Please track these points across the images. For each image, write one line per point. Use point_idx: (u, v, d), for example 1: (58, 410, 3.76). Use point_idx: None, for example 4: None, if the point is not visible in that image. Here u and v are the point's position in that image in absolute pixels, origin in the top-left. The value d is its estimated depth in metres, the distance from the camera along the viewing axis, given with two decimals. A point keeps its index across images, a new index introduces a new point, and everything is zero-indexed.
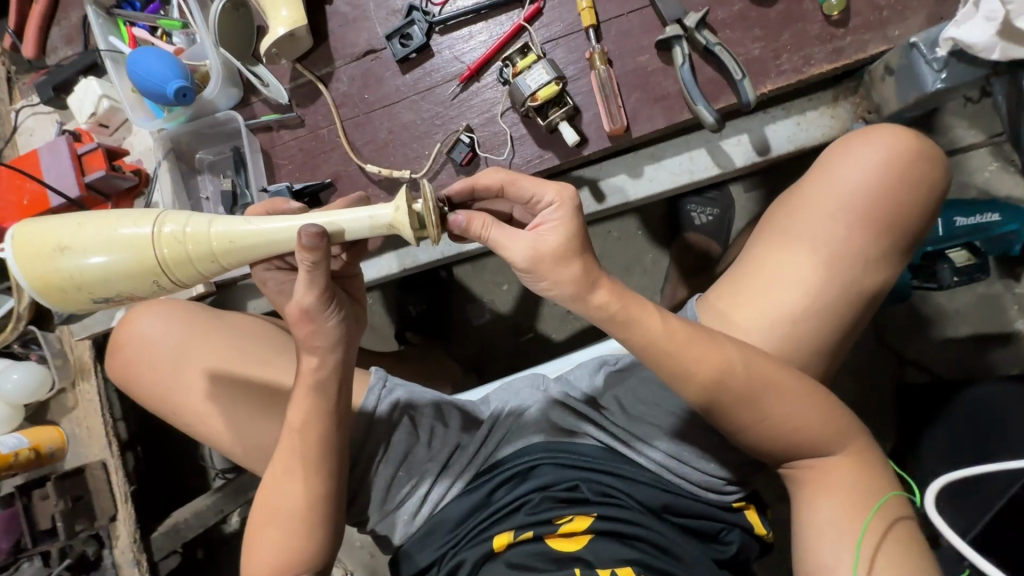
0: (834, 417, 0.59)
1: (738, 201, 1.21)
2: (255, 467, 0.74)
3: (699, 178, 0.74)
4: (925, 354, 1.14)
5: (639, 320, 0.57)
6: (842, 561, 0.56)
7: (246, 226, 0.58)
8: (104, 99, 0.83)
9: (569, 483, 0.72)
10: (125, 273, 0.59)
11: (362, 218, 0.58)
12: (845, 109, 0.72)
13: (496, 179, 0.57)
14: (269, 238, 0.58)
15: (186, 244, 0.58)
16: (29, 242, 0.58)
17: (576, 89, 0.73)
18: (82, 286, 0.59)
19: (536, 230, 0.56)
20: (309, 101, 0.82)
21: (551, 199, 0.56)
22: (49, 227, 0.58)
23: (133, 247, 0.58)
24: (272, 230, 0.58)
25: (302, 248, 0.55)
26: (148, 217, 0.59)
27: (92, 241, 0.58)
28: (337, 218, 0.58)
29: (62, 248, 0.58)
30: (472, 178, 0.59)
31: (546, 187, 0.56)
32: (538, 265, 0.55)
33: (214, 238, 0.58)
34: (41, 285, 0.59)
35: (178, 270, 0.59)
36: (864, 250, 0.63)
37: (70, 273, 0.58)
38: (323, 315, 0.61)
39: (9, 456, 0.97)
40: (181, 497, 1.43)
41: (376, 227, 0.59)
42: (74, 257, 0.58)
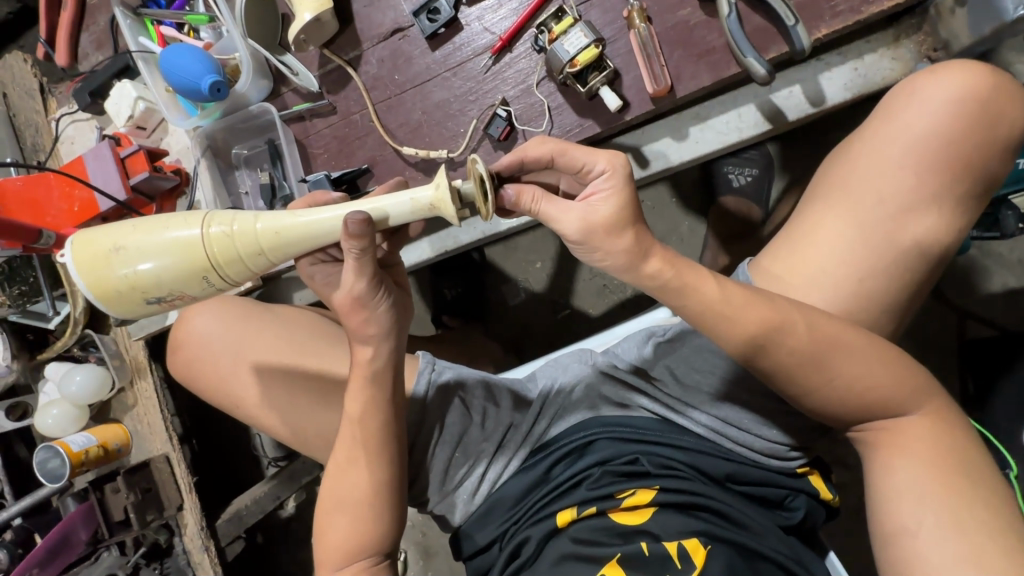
0: (909, 377, 0.57)
1: (779, 160, 1.16)
2: (315, 453, 0.76)
3: (749, 135, 0.70)
4: (986, 308, 1.09)
5: (700, 286, 0.55)
6: (926, 523, 0.53)
7: (293, 219, 0.59)
8: (140, 101, 0.83)
9: (628, 457, 0.72)
10: (179, 273, 0.59)
11: (402, 201, 0.57)
12: (908, 50, 0.67)
13: (546, 150, 0.56)
14: (314, 230, 0.59)
15: (235, 241, 0.59)
16: (87, 250, 0.60)
17: (614, 52, 0.70)
18: (139, 289, 0.60)
19: (587, 201, 0.55)
20: (339, 87, 0.81)
21: (603, 168, 0.55)
22: (105, 235, 0.60)
23: (185, 248, 0.59)
24: (318, 221, 0.58)
25: (348, 236, 0.55)
26: (197, 217, 0.60)
27: (146, 244, 0.59)
28: (379, 204, 0.58)
29: (119, 254, 0.59)
30: (522, 150, 0.57)
31: (597, 155, 0.55)
32: (591, 237, 0.54)
33: (261, 233, 0.59)
34: (99, 291, 0.60)
35: (229, 268, 0.60)
36: (934, 201, 0.60)
37: (127, 277, 0.59)
38: (373, 301, 0.61)
39: (81, 453, 1.03)
40: (238, 486, 1.48)
41: (417, 209, 0.58)
42: (130, 262, 0.59)
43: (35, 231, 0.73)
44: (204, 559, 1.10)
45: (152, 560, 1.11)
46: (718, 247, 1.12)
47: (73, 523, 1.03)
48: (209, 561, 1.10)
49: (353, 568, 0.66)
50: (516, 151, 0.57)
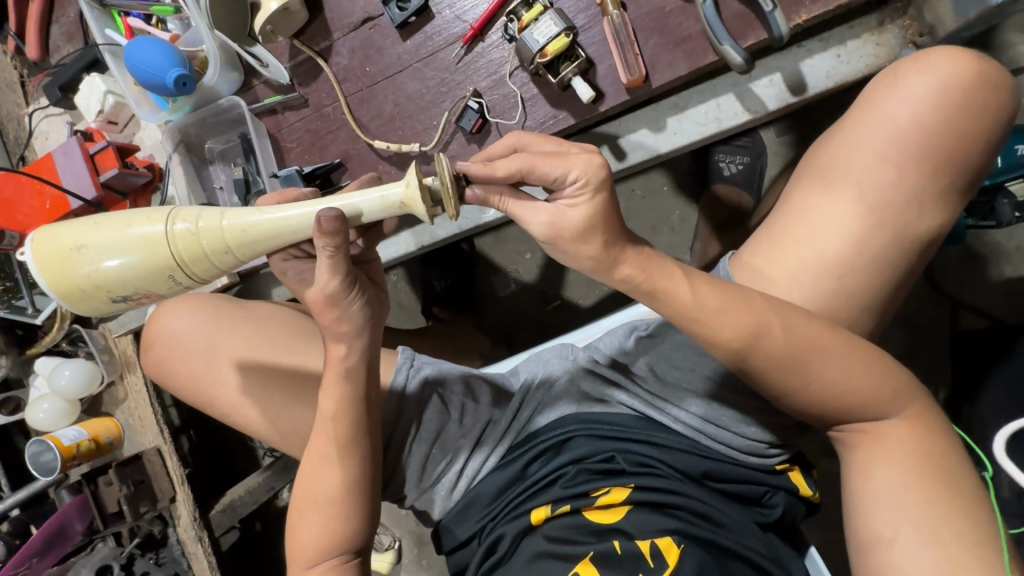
0: (888, 379, 0.55)
1: (771, 147, 1.13)
2: (293, 451, 0.75)
3: (728, 126, 0.68)
4: (981, 298, 1.07)
5: (671, 285, 0.54)
6: (902, 530, 0.52)
7: (258, 216, 0.57)
8: (109, 95, 0.82)
9: (605, 455, 0.71)
10: (143, 270, 0.58)
11: (372, 199, 0.55)
12: (892, 35, 0.63)
13: (514, 167, 0.51)
14: (279, 228, 0.57)
15: (199, 238, 0.57)
16: (51, 247, 0.59)
17: (588, 40, 0.67)
18: (100, 284, 0.58)
19: (556, 202, 0.52)
20: (311, 79, 0.79)
21: (576, 177, 0.50)
22: (69, 231, 0.59)
23: (149, 244, 0.57)
24: (283, 219, 0.56)
25: (319, 232, 0.52)
26: (162, 213, 0.58)
27: (110, 241, 0.58)
28: (350, 201, 0.56)
29: (82, 250, 0.58)
30: (490, 165, 0.51)
31: (570, 164, 0.50)
32: (557, 241, 0.52)
33: (226, 230, 0.57)
34: (64, 287, 0.59)
35: (195, 265, 0.59)
36: (917, 194, 0.58)
37: (91, 274, 0.58)
38: (347, 300, 0.58)
39: (71, 448, 1.04)
40: (233, 477, 1.50)
41: (388, 207, 0.56)
42: (92, 257, 0.58)
43: None
44: (198, 549, 1.12)
45: (147, 550, 1.13)
46: (708, 237, 1.10)
47: (68, 515, 1.04)
48: (202, 552, 1.12)
49: (324, 566, 0.67)
50: (483, 163, 0.52)
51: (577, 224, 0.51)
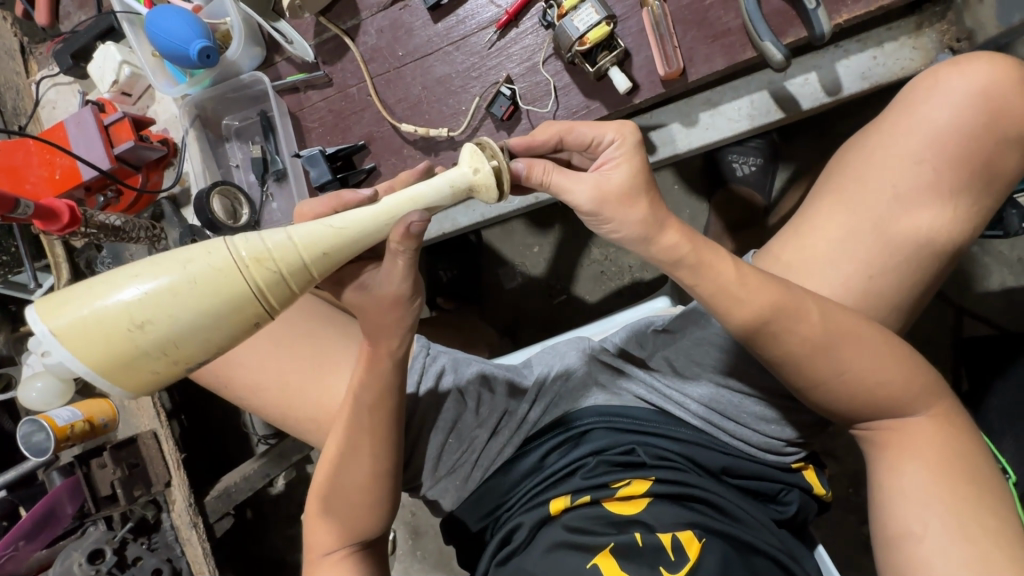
0: (917, 377, 0.56)
1: (786, 149, 1.14)
2: (307, 436, 0.74)
3: (761, 123, 0.68)
4: (983, 305, 1.09)
5: (711, 273, 0.54)
6: (932, 526, 0.53)
7: (331, 228, 0.49)
8: (125, 66, 0.79)
9: (625, 447, 0.71)
10: (218, 316, 0.45)
11: (442, 190, 0.52)
12: (930, 39, 0.64)
13: (553, 131, 0.56)
14: (357, 234, 0.50)
15: (273, 263, 0.46)
16: (82, 326, 0.43)
17: (626, 30, 0.67)
18: (168, 353, 0.44)
19: (600, 169, 0.54)
20: (336, 57, 0.77)
21: (611, 138, 0.54)
22: (101, 297, 0.43)
23: (216, 283, 0.45)
24: (356, 221, 0.50)
25: (403, 236, 0.50)
26: (212, 247, 0.46)
27: (164, 295, 0.44)
28: (414, 193, 0.52)
29: (130, 317, 0.43)
30: (529, 136, 0.58)
31: (603, 129, 0.55)
32: (603, 208, 0.53)
33: (301, 247, 0.48)
34: (119, 368, 0.44)
35: (276, 297, 0.47)
36: (950, 196, 0.58)
37: (154, 342, 0.44)
38: (411, 304, 0.56)
39: (66, 428, 1.00)
40: (228, 464, 1.47)
41: (456, 195, 0.53)
42: (150, 323, 0.43)
43: (12, 199, 0.63)
44: (192, 535, 1.09)
45: (140, 535, 1.09)
46: (720, 236, 1.10)
47: (58, 498, 1.02)
48: (197, 537, 1.09)
49: (336, 555, 0.67)
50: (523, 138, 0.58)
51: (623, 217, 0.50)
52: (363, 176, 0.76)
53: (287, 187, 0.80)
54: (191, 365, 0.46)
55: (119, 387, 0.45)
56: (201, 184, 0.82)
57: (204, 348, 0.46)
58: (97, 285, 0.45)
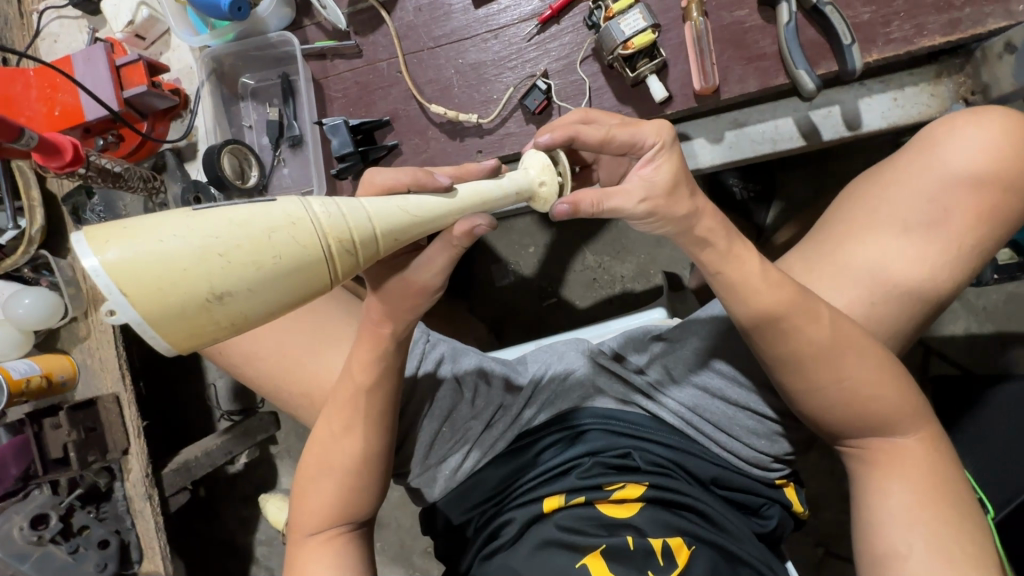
0: (909, 401, 0.59)
1: (786, 179, 1.17)
2: (298, 410, 0.72)
3: (783, 148, 0.70)
4: (949, 348, 1.15)
5: (738, 265, 0.57)
6: (916, 548, 0.55)
7: (408, 214, 0.46)
8: (143, 7, 0.76)
9: (621, 451, 0.71)
10: (295, 293, 0.41)
11: (508, 192, 0.53)
12: (947, 89, 0.68)
13: (600, 133, 0.53)
14: (430, 223, 0.48)
15: (352, 242, 0.43)
16: (149, 281, 0.36)
17: (666, 42, 0.68)
18: (238, 322, 0.39)
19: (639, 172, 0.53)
20: (368, 29, 0.76)
21: (653, 142, 0.52)
22: (168, 250, 0.37)
23: (299, 255, 0.40)
24: (430, 208, 0.48)
25: (465, 233, 0.49)
26: (293, 214, 0.41)
27: (241, 262, 0.38)
28: (483, 190, 0.51)
29: (210, 283, 0.37)
30: (574, 128, 0.52)
31: (643, 131, 0.52)
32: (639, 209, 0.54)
33: (380, 228, 0.45)
34: (186, 333, 0.38)
35: (344, 276, 0.44)
36: (955, 237, 0.61)
37: (228, 310, 0.39)
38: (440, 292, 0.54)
39: (21, 382, 0.93)
40: (186, 437, 1.40)
41: (520, 199, 0.54)
42: (229, 290, 0.38)
43: (16, 128, 0.59)
44: (146, 507, 1.03)
45: (88, 502, 1.02)
46: None
47: (4, 459, 0.96)
48: (151, 510, 1.03)
49: (323, 535, 0.65)
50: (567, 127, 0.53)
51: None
52: (384, 153, 0.75)
53: (302, 154, 0.78)
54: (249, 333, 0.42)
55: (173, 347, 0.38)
56: (210, 142, 0.78)
57: (267, 321, 0.41)
58: (162, 231, 0.37)
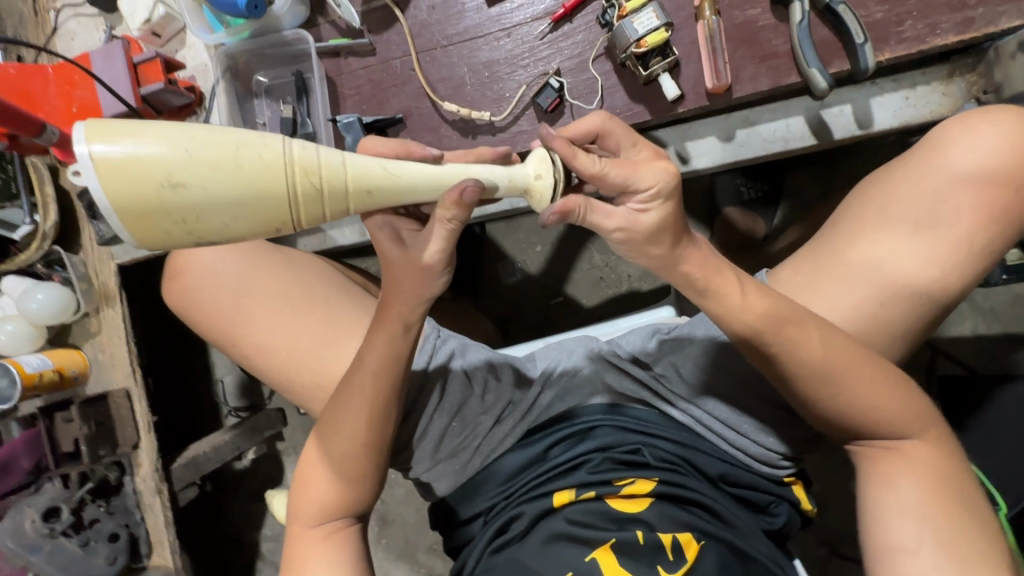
0: (915, 401, 0.60)
1: (794, 178, 1.17)
2: (310, 405, 0.73)
3: (794, 146, 0.71)
4: (956, 348, 1.15)
5: (720, 299, 0.56)
6: (925, 545, 0.55)
7: (386, 171, 0.49)
8: (160, 5, 0.77)
9: (630, 446, 0.72)
10: (248, 205, 0.45)
11: (499, 175, 0.53)
12: (959, 87, 0.69)
13: (596, 164, 0.48)
14: (408, 186, 0.49)
15: (318, 180, 0.46)
16: (122, 158, 0.42)
17: (678, 40, 0.68)
18: (191, 221, 0.44)
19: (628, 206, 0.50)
20: (382, 28, 0.77)
21: (647, 187, 0.48)
22: (143, 142, 0.42)
23: (259, 171, 0.44)
24: (412, 173, 0.50)
25: (454, 202, 0.47)
26: (269, 139, 0.45)
27: (203, 163, 0.43)
28: (473, 171, 0.52)
29: (171, 174, 0.42)
30: (571, 150, 0.48)
31: (640, 174, 0.48)
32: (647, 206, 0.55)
33: (351, 176, 0.48)
34: (137, 215, 0.43)
35: (304, 209, 0.47)
36: (965, 235, 0.62)
37: (181, 204, 0.43)
38: (436, 275, 0.52)
39: (33, 376, 0.94)
40: (193, 433, 1.41)
41: (510, 190, 0.53)
42: (186, 184, 0.43)
43: (39, 124, 0.61)
44: (155, 502, 1.04)
45: (98, 497, 1.03)
46: None
47: (15, 450, 0.94)
48: (161, 504, 1.04)
49: (325, 529, 0.67)
50: (570, 144, 0.48)
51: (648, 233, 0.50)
52: None
53: None
54: (205, 241, 0.46)
55: (127, 231, 0.43)
56: None
57: (222, 231, 0.45)
58: (146, 130, 0.43)
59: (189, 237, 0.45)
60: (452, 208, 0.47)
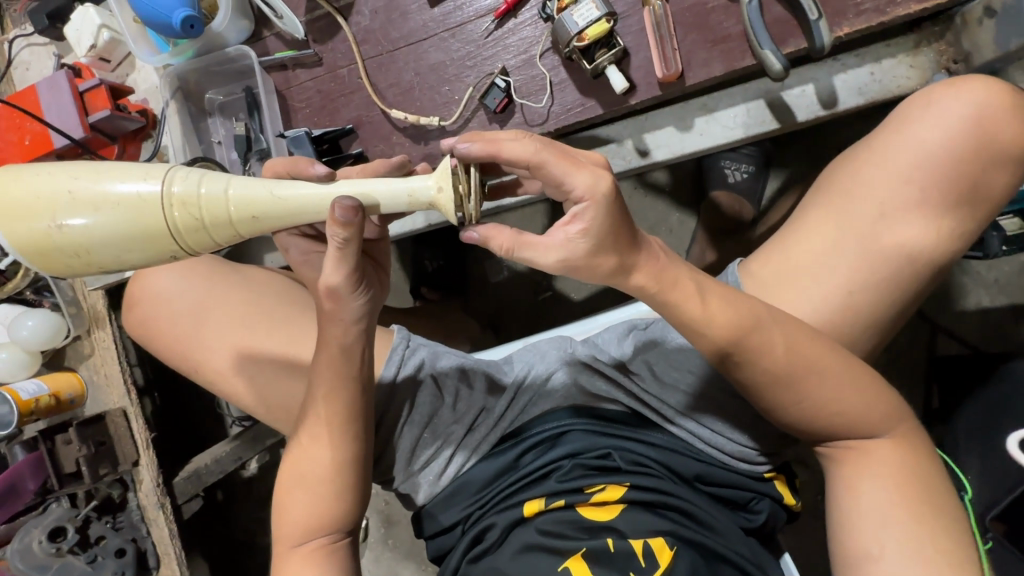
0: (881, 399, 0.58)
1: (778, 157, 1.12)
2: (279, 425, 0.73)
3: (755, 132, 0.67)
4: (959, 324, 1.10)
5: (680, 307, 0.54)
6: (888, 548, 0.55)
7: (270, 195, 0.50)
8: (104, 29, 0.76)
9: (601, 451, 0.70)
10: (133, 239, 0.49)
11: (398, 194, 0.51)
12: (928, 58, 0.64)
13: (524, 155, 0.46)
14: (296, 208, 0.51)
15: (197, 210, 0.50)
16: (16, 199, 0.49)
17: (625, 29, 0.65)
18: (84, 255, 0.50)
19: (563, 228, 0.47)
20: (327, 36, 0.75)
21: (581, 194, 0.46)
22: (34, 186, 0.49)
23: (137, 207, 0.49)
24: (299, 196, 0.51)
25: (333, 222, 0.49)
26: (150, 174, 0.50)
27: (84, 202, 0.48)
28: (366, 188, 0.51)
29: (56, 215, 0.49)
30: (496, 143, 0.47)
31: (577, 175, 0.45)
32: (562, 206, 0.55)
33: (234, 205, 0.50)
34: (39, 252, 0.50)
35: (188, 238, 0.50)
36: (934, 217, 0.59)
37: (70, 241, 0.49)
38: (350, 295, 0.56)
39: (30, 402, 0.96)
40: (196, 447, 1.44)
41: (415, 204, 0.52)
42: (70, 221, 0.49)
43: None
44: (160, 516, 1.04)
45: (104, 513, 1.03)
46: (706, 245, 1.08)
47: (19, 473, 0.96)
48: (164, 518, 1.04)
49: (307, 547, 0.66)
50: (490, 142, 0.47)
51: (590, 239, 0.48)
52: (350, 161, 0.74)
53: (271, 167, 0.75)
54: (107, 271, 0.52)
55: (38, 264, 0.51)
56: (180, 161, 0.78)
57: (117, 262, 0.51)
58: (40, 173, 0.50)
59: (92, 268, 0.52)
60: (334, 229, 0.49)
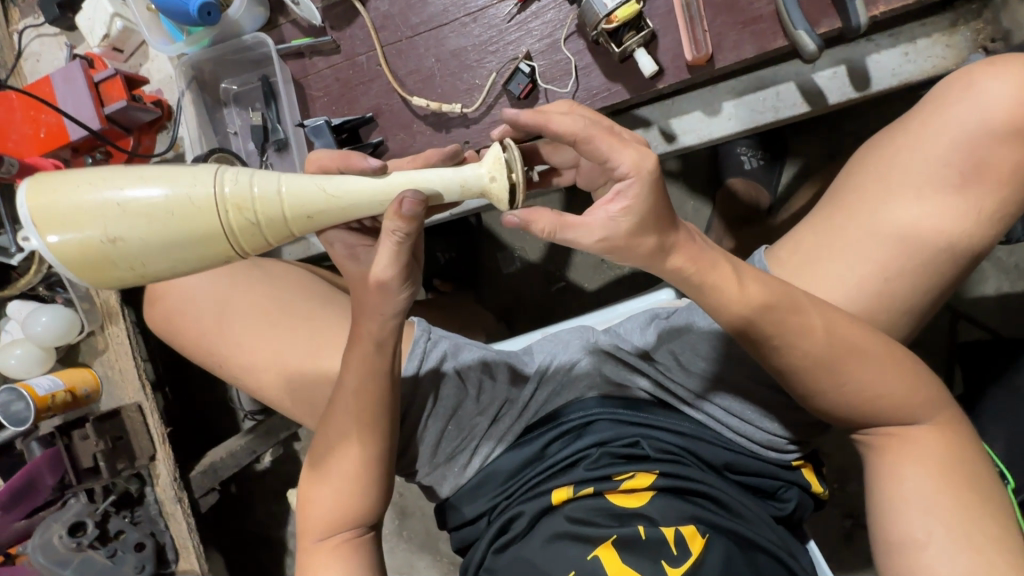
0: (922, 386, 0.58)
1: (796, 143, 1.11)
2: (304, 419, 0.72)
3: (786, 116, 0.66)
4: (979, 310, 1.10)
5: (718, 292, 0.53)
6: (935, 535, 0.55)
7: (324, 194, 0.50)
8: (117, 19, 0.75)
9: (629, 440, 0.70)
10: (189, 248, 0.49)
11: (452, 185, 0.50)
12: (963, 37, 0.63)
13: (572, 127, 0.46)
14: (350, 205, 0.50)
15: (252, 213, 0.49)
16: (59, 212, 0.47)
17: (652, 11, 0.64)
18: (137, 267, 0.49)
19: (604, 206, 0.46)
20: (344, 22, 0.74)
21: (625, 171, 0.45)
22: (77, 196, 0.47)
23: (191, 213, 0.48)
24: (353, 192, 0.50)
25: (397, 216, 0.48)
26: (200, 178, 0.48)
27: (134, 214, 0.47)
28: (421, 180, 0.51)
29: (104, 228, 0.47)
30: (545, 114, 0.46)
31: (623, 153, 0.45)
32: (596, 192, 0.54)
33: (288, 204, 0.50)
34: (90, 268, 0.48)
35: (245, 242, 0.50)
36: (974, 200, 0.58)
37: (124, 254, 0.48)
38: (396, 290, 0.54)
39: (47, 398, 0.95)
40: (210, 441, 1.44)
41: (465, 195, 0.51)
42: (122, 233, 0.47)
43: None
44: (178, 510, 1.03)
45: (122, 508, 1.03)
46: (724, 232, 1.07)
47: (38, 469, 0.95)
48: (182, 513, 1.04)
49: (331, 542, 0.65)
50: (540, 116, 0.47)
51: (630, 224, 0.47)
52: (370, 150, 0.72)
53: (288, 158, 0.75)
54: (160, 280, 0.51)
55: (88, 280, 0.50)
56: (196, 152, 0.77)
57: (171, 271, 0.50)
58: (80, 181, 0.48)
59: (144, 277, 0.51)
60: (396, 223, 0.48)
